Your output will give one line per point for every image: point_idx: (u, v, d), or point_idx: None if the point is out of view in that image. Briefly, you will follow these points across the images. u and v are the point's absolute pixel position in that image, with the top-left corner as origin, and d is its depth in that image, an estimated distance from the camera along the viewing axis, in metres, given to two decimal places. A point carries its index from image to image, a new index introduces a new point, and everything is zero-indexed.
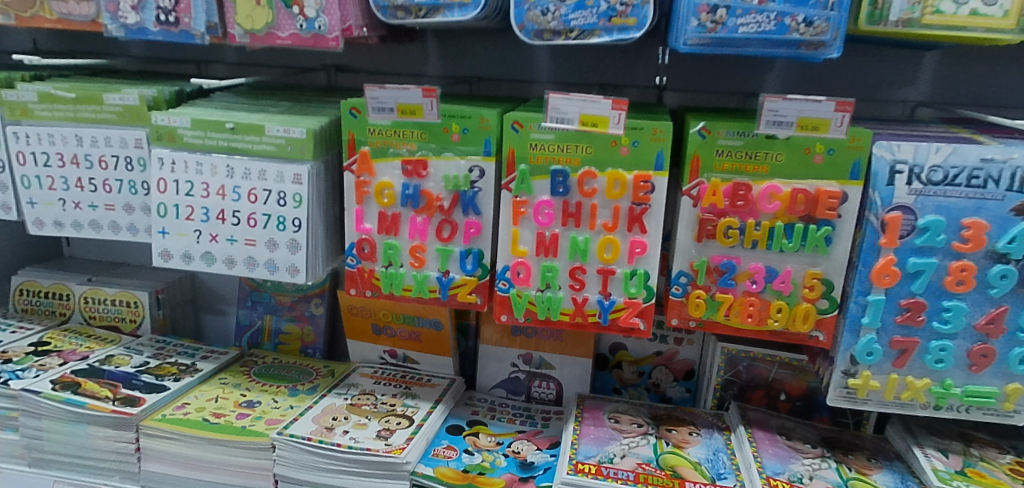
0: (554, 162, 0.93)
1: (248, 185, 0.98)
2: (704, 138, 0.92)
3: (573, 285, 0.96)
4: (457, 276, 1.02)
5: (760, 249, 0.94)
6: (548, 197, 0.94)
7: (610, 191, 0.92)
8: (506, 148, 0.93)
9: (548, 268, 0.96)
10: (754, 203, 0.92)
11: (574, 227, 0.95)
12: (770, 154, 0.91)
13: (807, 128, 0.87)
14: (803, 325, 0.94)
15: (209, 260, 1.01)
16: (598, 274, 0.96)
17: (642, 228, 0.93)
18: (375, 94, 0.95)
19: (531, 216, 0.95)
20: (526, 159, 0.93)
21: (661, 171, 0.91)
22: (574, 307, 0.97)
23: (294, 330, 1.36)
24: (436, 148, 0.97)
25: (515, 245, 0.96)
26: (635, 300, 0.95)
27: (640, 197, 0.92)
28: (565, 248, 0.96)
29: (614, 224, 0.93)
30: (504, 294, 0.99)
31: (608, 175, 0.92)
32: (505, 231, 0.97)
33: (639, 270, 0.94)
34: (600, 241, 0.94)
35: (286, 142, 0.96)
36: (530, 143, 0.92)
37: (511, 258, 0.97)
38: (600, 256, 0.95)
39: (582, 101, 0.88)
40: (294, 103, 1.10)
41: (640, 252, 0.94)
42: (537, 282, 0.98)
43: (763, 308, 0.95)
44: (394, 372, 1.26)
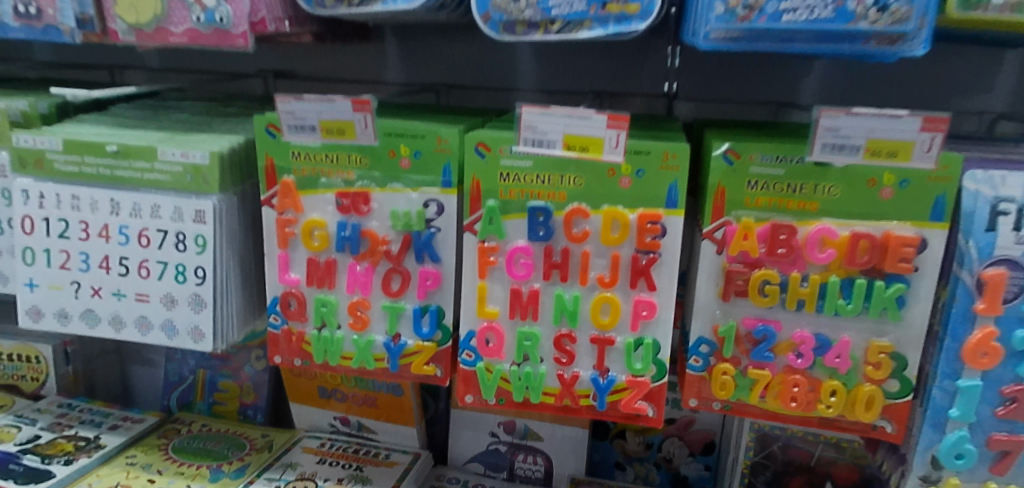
0: (533, 197, 0.70)
1: (137, 224, 0.76)
2: (731, 163, 0.69)
3: (559, 358, 0.73)
4: (411, 341, 0.80)
5: (808, 312, 0.70)
6: (524, 242, 0.71)
7: (607, 235, 0.69)
8: (468, 178, 0.71)
9: (527, 335, 0.72)
10: (799, 251, 0.69)
11: (560, 282, 0.72)
12: (820, 187, 0.68)
13: (879, 155, 0.64)
14: (865, 414, 0.71)
15: (91, 320, 0.80)
16: (591, 344, 0.72)
17: (650, 285, 0.70)
18: (289, 107, 0.73)
19: (503, 267, 0.72)
20: (496, 193, 0.70)
21: (675, 209, 0.68)
22: (561, 387, 0.74)
23: (231, 387, 1.14)
24: (381, 177, 0.74)
25: (483, 305, 0.73)
26: (642, 379, 0.72)
27: (646, 244, 0.69)
28: (548, 309, 0.73)
29: (612, 278, 0.70)
30: (469, 367, 0.76)
31: (604, 215, 0.69)
32: (470, 286, 0.74)
33: (647, 340, 0.71)
34: (594, 301, 0.71)
35: (185, 169, 0.74)
36: (500, 172, 0.69)
37: (479, 321, 0.74)
38: (595, 321, 0.71)
39: (567, 116, 0.65)
40: (212, 116, 0.88)
41: (647, 316, 0.70)
42: (512, 352, 0.74)
43: (812, 390, 0.72)
44: (345, 445, 1.05)
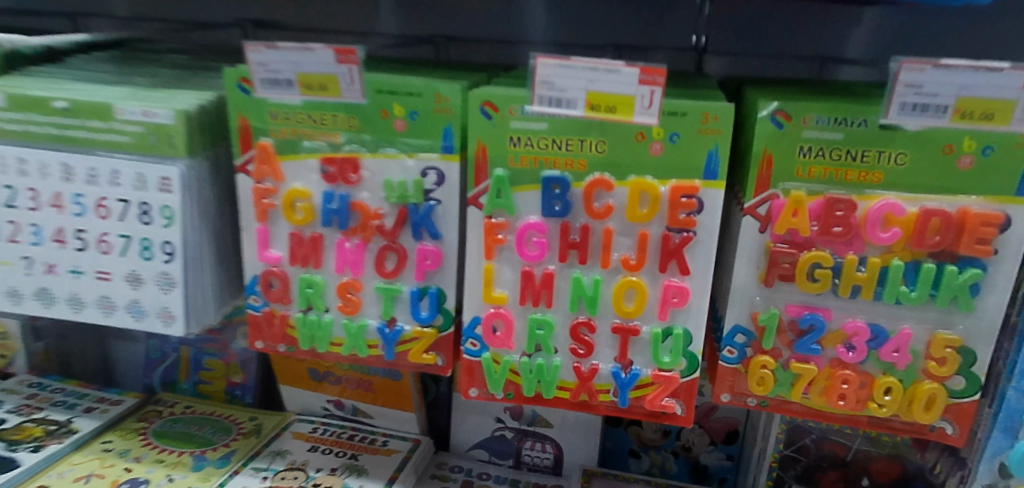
0: (548, 165, 0.60)
1: (94, 193, 0.66)
2: (780, 127, 0.59)
3: (575, 350, 0.64)
4: (409, 327, 0.72)
5: (863, 299, 0.61)
6: (537, 218, 0.61)
7: (633, 210, 0.60)
8: (473, 143, 0.60)
9: (540, 323, 0.63)
10: (857, 230, 0.59)
11: (578, 264, 0.62)
12: (884, 154, 0.58)
13: (971, 117, 0.54)
14: (924, 415, 0.62)
15: (48, 300, 0.71)
16: (613, 335, 0.63)
17: (682, 269, 0.60)
18: (262, 57, 0.63)
19: (514, 246, 0.63)
20: (505, 161, 0.60)
21: (714, 180, 0.58)
22: (577, 381, 0.65)
23: (217, 365, 1.06)
24: (372, 141, 0.65)
25: (489, 289, 0.64)
26: (670, 373, 0.63)
27: (679, 221, 0.59)
28: (563, 295, 0.63)
29: (638, 261, 0.61)
30: (474, 358, 0.67)
31: (631, 186, 0.59)
32: (474, 267, 0.64)
33: (677, 331, 0.62)
34: (617, 286, 0.62)
35: (147, 129, 0.64)
36: (510, 136, 0.59)
37: (485, 307, 0.65)
38: (618, 309, 0.62)
39: (592, 70, 0.53)
40: (181, 70, 0.78)
41: (678, 303, 0.61)
42: (523, 342, 0.65)
43: (863, 388, 0.63)
44: (339, 431, 0.99)
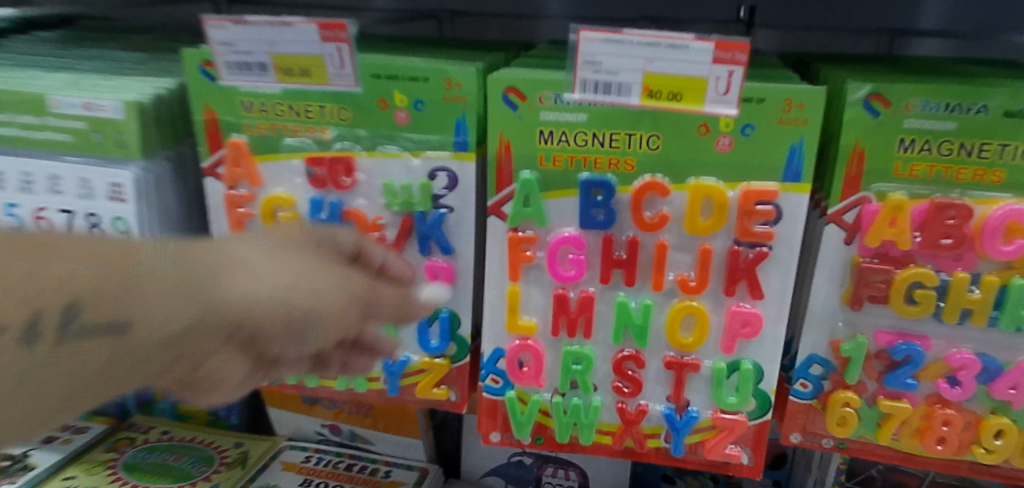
0: (587, 166, 0.48)
1: (30, 203, 0.55)
2: (876, 115, 0.48)
3: (620, 387, 0.53)
4: (417, 357, 0.61)
5: (972, 325, 0.50)
6: (574, 231, 0.50)
7: (693, 220, 0.48)
8: (493, 139, 0.49)
9: (577, 357, 0.52)
10: (971, 241, 0.48)
11: (624, 285, 0.51)
12: (1008, 148, 0.47)
13: None
14: None
15: None
16: (665, 369, 0.52)
17: (754, 292, 0.49)
18: (225, 34, 0.49)
19: (544, 265, 0.51)
20: (534, 160, 0.49)
21: (797, 183, 0.47)
22: (622, 423, 0.54)
23: None
24: (369, 136, 0.53)
25: (514, 316, 0.53)
26: (736, 415, 0.53)
27: (753, 235, 0.48)
28: (605, 322, 0.52)
29: (699, 283, 0.49)
30: (495, 397, 0.56)
31: (691, 192, 0.48)
32: (496, 290, 0.53)
33: (746, 366, 0.51)
34: (672, 313, 0.50)
35: (89, 125, 0.52)
36: (540, 130, 0.48)
37: (510, 337, 0.54)
38: (672, 340, 0.51)
39: (652, 47, 0.41)
40: (142, 52, 0.66)
41: (748, 333, 0.50)
42: (555, 378, 0.54)
43: (967, 430, 0.52)
44: (335, 459, 0.90)
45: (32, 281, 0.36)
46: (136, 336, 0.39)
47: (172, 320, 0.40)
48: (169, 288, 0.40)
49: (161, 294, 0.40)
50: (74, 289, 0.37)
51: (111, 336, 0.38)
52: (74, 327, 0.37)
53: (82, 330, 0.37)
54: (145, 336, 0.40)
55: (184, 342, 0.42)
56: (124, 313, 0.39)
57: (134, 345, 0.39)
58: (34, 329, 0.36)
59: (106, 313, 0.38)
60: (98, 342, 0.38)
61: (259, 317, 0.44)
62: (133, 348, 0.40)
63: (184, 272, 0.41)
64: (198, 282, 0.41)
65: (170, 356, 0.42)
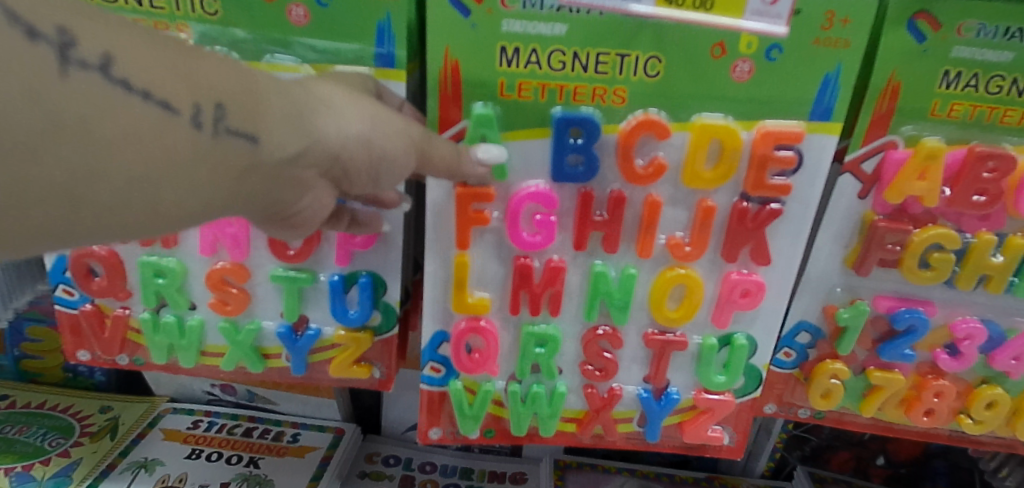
0: (563, 97, 0.36)
1: None
2: (921, 42, 0.38)
3: (590, 370, 0.43)
4: (330, 330, 0.48)
5: (983, 291, 0.44)
6: (543, 184, 0.38)
7: (695, 169, 0.37)
8: (434, 57, 0.35)
9: (541, 339, 0.42)
10: (1004, 199, 0.40)
11: (601, 251, 0.40)
12: None
13: None
14: None
15: None
16: (643, 346, 0.43)
17: (757, 256, 0.40)
18: None
19: (500, 226, 0.39)
20: (492, 89, 0.36)
21: (825, 122, 0.36)
22: (590, 410, 0.45)
23: (45, 334, 0.76)
24: (249, 40, 0.38)
25: (459, 293, 0.41)
26: (722, 395, 0.45)
27: (768, 189, 0.37)
28: (575, 295, 0.41)
29: (695, 249, 0.39)
30: (434, 387, 0.45)
31: (695, 133, 0.36)
32: (436, 259, 0.40)
33: (738, 341, 0.43)
34: (659, 282, 0.40)
35: None
36: (501, 45, 0.34)
37: (455, 317, 0.42)
38: (657, 316, 0.42)
39: None
40: None
41: (745, 303, 0.41)
42: (509, 362, 0.44)
43: (956, 399, 0.47)
44: (230, 424, 0.77)
45: (194, 71, 0.26)
46: (265, 153, 0.29)
47: (290, 144, 0.29)
48: (282, 106, 0.29)
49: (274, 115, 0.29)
50: (211, 88, 0.27)
51: (244, 148, 0.28)
52: (224, 131, 0.27)
53: (228, 136, 0.27)
54: (273, 156, 0.29)
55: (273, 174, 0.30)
56: (255, 126, 0.28)
57: (259, 167, 0.29)
58: (200, 119, 0.26)
59: (241, 120, 0.27)
60: (231, 153, 0.28)
61: (354, 164, 0.32)
62: (256, 169, 0.29)
63: (288, 92, 0.30)
64: (306, 104, 0.30)
65: (262, 191, 0.30)
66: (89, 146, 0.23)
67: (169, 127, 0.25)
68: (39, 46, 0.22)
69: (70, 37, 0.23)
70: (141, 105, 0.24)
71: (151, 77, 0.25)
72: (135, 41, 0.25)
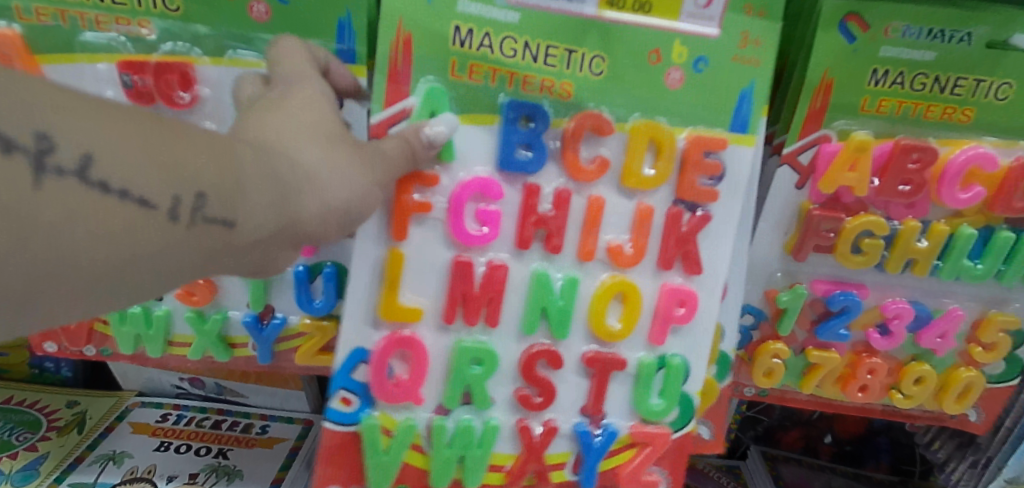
0: (512, 84, 0.38)
1: None
2: (851, 42, 0.40)
3: (527, 396, 0.43)
4: (295, 319, 0.49)
5: (910, 274, 0.47)
6: (487, 171, 0.40)
7: (633, 171, 0.40)
8: (387, 28, 0.36)
9: (476, 355, 0.42)
10: (928, 188, 0.43)
11: (543, 253, 0.41)
12: (983, 84, 0.41)
13: None
14: (954, 404, 0.51)
15: None
16: (582, 367, 0.44)
17: (689, 268, 0.42)
18: None
19: (444, 218, 0.40)
20: (443, 68, 0.37)
21: (743, 134, 0.40)
22: (522, 453, 0.44)
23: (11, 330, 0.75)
24: (211, 35, 0.39)
25: (389, 298, 0.41)
26: (659, 427, 0.45)
27: (696, 194, 0.40)
28: (515, 307, 0.42)
29: (637, 253, 0.41)
30: (347, 427, 0.43)
31: (633, 134, 0.39)
32: (365, 259, 0.40)
33: (674, 361, 0.44)
34: (603, 291, 0.42)
35: None
36: (455, 24, 0.37)
37: (382, 326, 0.42)
38: (597, 331, 0.43)
39: None
40: None
41: (681, 316, 0.43)
42: (437, 388, 0.43)
43: (888, 375, 0.51)
44: (199, 416, 0.78)
45: (175, 157, 0.26)
46: (240, 233, 0.29)
47: (268, 224, 0.30)
48: (268, 188, 0.29)
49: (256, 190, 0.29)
50: (192, 175, 0.27)
51: (217, 231, 0.28)
52: (200, 219, 0.27)
53: (204, 224, 0.27)
54: (246, 235, 0.30)
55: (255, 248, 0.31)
56: (233, 210, 0.28)
57: (229, 246, 0.30)
58: (177, 211, 0.27)
59: (221, 208, 0.28)
60: (203, 238, 0.28)
61: (331, 232, 0.33)
62: (225, 248, 0.29)
63: (277, 176, 0.30)
64: (294, 182, 0.30)
65: (235, 262, 0.31)
66: (65, 227, 0.24)
67: (144, 221, 0.26)
68: (15, 158, 0.23)
69: (49, 142, 0.23)
70: (117, 204, 0.25)
71: (129, 174, 0.25)
72: (116, 127, 0.25)
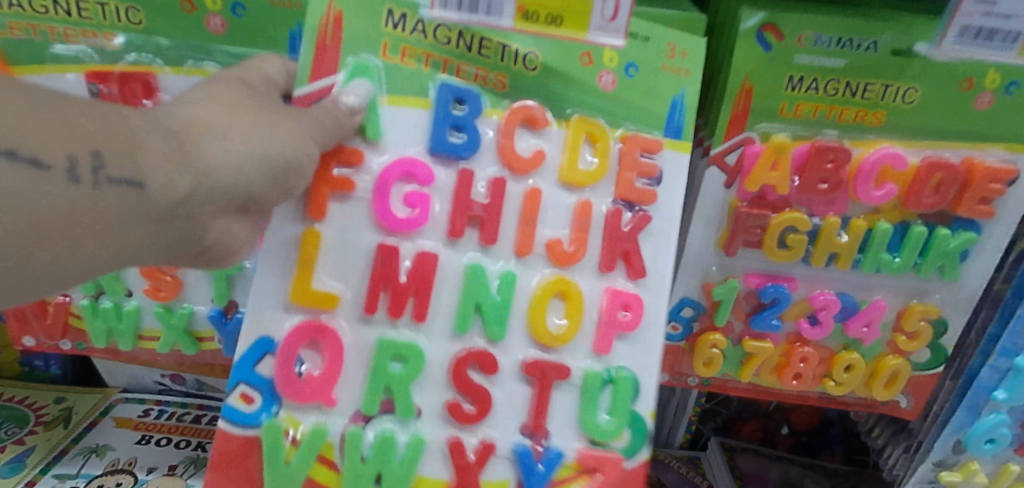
0: (446, 70, 0.42)
1: None
2: (768, 51, 0.43)
3: (459, 406, 0.43)
4: None
5: (835, 268, 0.50)
6: (417, 151, 0.42)
7: (572, 163, 0.43)
8: (320, 3, 0.39)
9: (398, 351, 0.43)
10: (845, 186, 0.46)
11: (479, 245, 0.43)
12: (892, 88, 0.44)
13: None
14: (882, 391, 0.54)
15: None
16: (523, 373, 0.44)
17: (632, 271, 0.44)
18: None
19: (369, 200, 0.42)
20: (375, 48, 0.41)
21: (678, 140, 0.43)
22: (453, 472, 0.44)
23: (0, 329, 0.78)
24: (172, 47, 0.42)
25: (303, 281, 0.42)
26: (608, 451, 0.45)
27: (635, 193, 0.43)
28: (445, 305, 0.44)
29: (575, 250, 0.44)
30: (251, 430, 0.43)
31: (571, 131, 0.43)
32: (281, 236, 0.42)
33: (621, 374, 0.44)
34: (540, 290, 0.43)
35: None
36: (389, 9, 0.41)
37: (297, 312, 0.43)
38: (536, 334, 0.44)
39: None
40: None
41: (626, 321, 0.44)
42: (353, 396, 0.43)
43: (821, 364, 0.54)
44: (180, 411, 0.81)
45: (70, 128, 0.31)
46: (154, 195, 0.33)
47: (178, 182, 0.33)
48: (165, 148, 0.33)
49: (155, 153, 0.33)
50: (85, 140, 0.31)
51: (130, 194, 0.32)
52: (103, 179, 0.31)
53: (107, 183, 0.31)
54: (160, 195, 0.33)
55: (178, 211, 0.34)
56: (136, 170, 0.32)
57: (148, 208, 0.33)
58: (77, 173, 0.31)
59: (119, 167, 0.31)
60: (116, 198, 0.32)
61: (252, 178, 0.36)
62: (144, 209, 0.33)
63: (169, 130, 0.34)
64: (192, 137, 0.34)
65: (164, 231, 0.35)
66: None
67: (46, 183, 0.30)
68: None
69: None
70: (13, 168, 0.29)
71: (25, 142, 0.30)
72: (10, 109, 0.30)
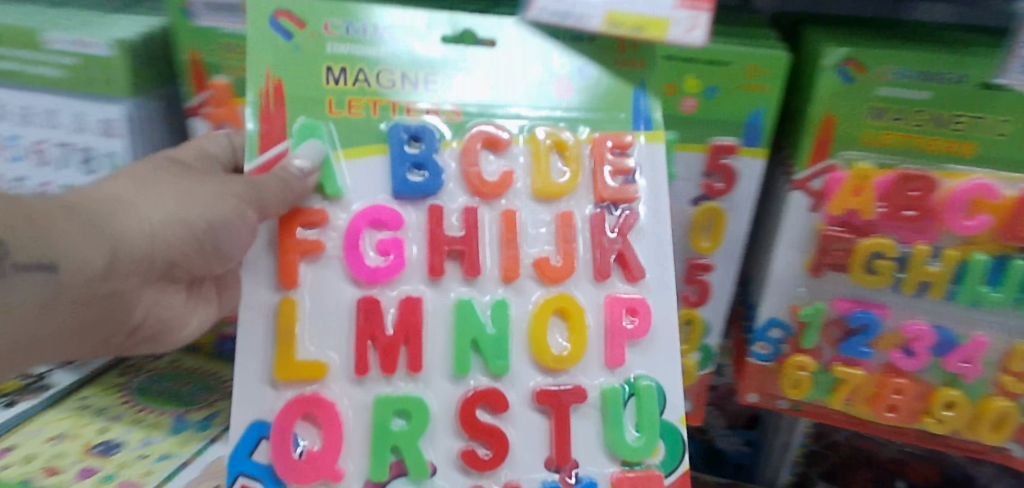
0: (397, 112, 0.46)
1: (33, 134, 0.57)
2: (850, 81, 0.47)
3: (473, 451, 0.44)
4: None
5: (928, 298, 0.51)
6: (384, 199, 0.45)
7: (546, 177, 0.46)
8: (258, 78, 0.44)
9: (399, 406, 0.43)
10: (933, 215, 0.48)
11: (460, 279, 0.46)
12: (981, 121, 0.46)
13: None
14: (989, 434, 0.52)
15: None
16: (537, 406, 0.45)
17: (630, 274, 0.46)
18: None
19: (342, 256, 0.45)
20: (323, 105, 0.45)
21: (754, 146, 0.50)
22: None
23: None
24: None
25: (287, 355, 0.43)
26: (648, 469, 0.45)
27: (613, 191, 0.46)
28: (438, 349, 0.45)
29: (563, 264, 0.46)
30: None
31: (534, 141, 0.47)
32: (259, 308, 0.44)
33: (642, 384, 0.45)
34: (539, 313, 0.45)
35: (80, 63, 0.53)
36: (327, 66, 0.45)
37: (286, 390, 0.43)
38: (542, 360, 0.45)
39: None
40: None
41: (633, 330, 0.45)
42: (359, 463, 0.43)
43: (919, 399, 0.53)
44: None
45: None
46: (71, 273, 0.39)
47: (94, 259, 0.40)
48: (76, 226, 0.39)
49: (68, 230, 0.39)
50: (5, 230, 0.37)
51: (42, 276, 0.38)
52: (23, 267, 0.37)
53: (25, 268, 0.37)
54: (75, 274, 0.39)
55: (103, 281, 0.41)
56: (50, 254, 0.38)
57: (68, 286, 0.39)
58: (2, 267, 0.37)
59: (35, 254, 0.38)
60: (37, 281, 0.38)
61: (169, 241, 0.43)
62: (63, 288, 0.39)
63: (80, 209, 0.40)
64: (101, 214, 0.41)
65: (95, 299, 0.42)
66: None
67: None
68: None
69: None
70: None
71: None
72: None
